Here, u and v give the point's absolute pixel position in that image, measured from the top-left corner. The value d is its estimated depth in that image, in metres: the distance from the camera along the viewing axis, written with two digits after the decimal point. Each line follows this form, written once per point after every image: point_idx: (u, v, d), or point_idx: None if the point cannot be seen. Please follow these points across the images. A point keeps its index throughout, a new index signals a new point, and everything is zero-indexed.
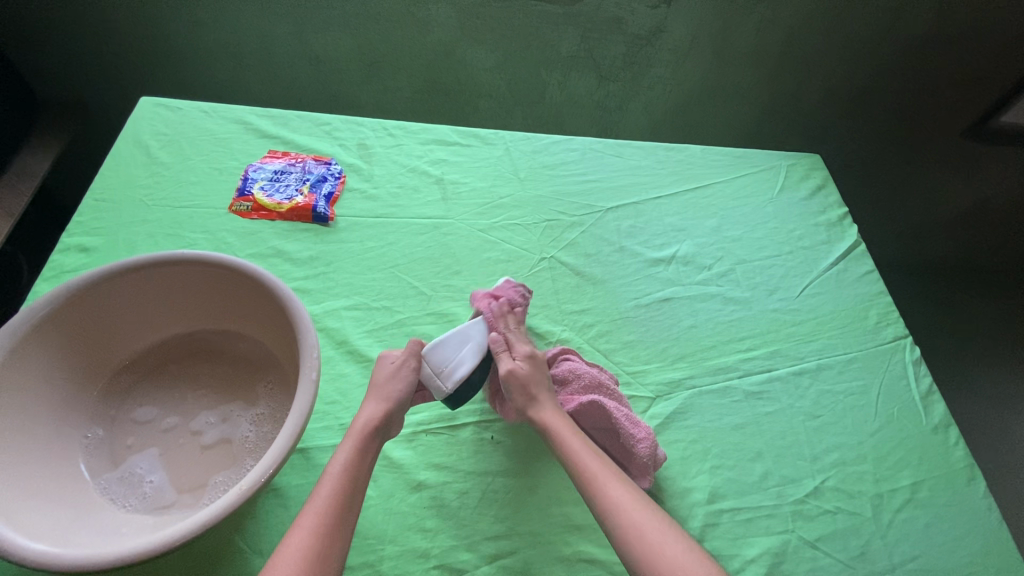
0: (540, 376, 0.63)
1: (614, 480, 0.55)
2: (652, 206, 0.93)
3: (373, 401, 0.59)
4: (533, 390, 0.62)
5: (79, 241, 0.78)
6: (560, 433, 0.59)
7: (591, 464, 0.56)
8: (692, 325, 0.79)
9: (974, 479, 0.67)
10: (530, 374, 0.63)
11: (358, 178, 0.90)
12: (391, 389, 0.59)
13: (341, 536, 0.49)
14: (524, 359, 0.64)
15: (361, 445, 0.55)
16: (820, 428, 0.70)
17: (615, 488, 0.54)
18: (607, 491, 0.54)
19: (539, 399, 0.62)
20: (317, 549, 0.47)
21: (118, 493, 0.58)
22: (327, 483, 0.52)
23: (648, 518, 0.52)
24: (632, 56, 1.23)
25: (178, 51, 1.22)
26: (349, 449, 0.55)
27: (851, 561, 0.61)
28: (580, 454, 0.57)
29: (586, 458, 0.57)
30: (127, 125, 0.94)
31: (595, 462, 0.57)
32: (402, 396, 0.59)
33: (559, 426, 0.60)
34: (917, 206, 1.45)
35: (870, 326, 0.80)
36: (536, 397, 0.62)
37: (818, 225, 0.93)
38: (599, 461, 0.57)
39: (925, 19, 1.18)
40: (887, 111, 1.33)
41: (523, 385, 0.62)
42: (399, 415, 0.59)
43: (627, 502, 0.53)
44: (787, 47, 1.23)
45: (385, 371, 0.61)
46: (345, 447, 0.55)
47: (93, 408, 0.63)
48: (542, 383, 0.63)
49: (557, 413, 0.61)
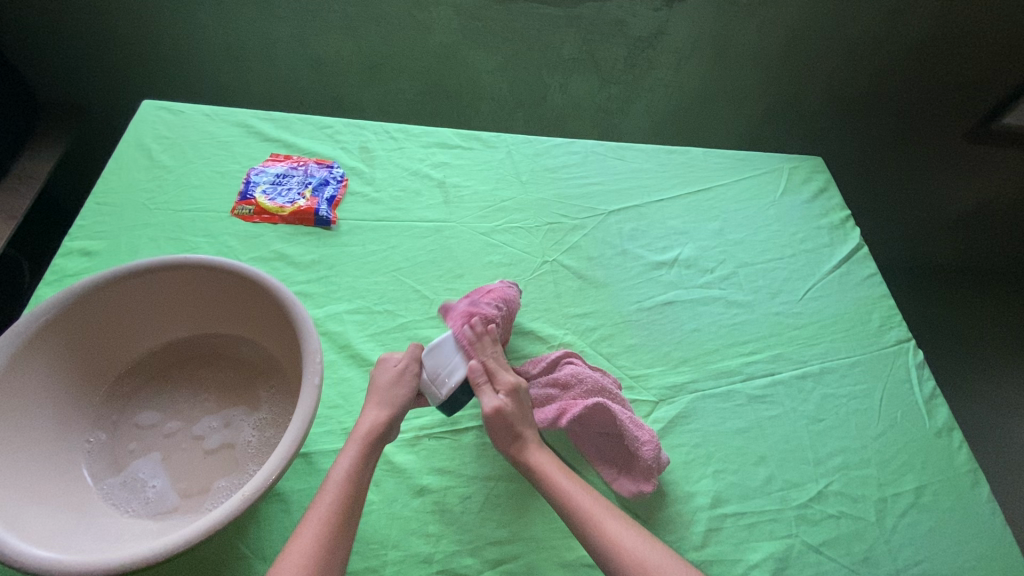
0: (523, 412, 0.62)
1: (607, 512, 0.55)
2: (654, 209, 0.93)
3: (374, 406, 0.59)
4: (517, 428, 0.61)
5: (81, 245, 0.78)
6: (547, 469, 0.58)
7: (581, 498, 0.56)
8: (695, 328, 0.79)
9: (978, 483, 0.67)
10: (513, 412, 0.61)
11: (360, 181, 0.90)
12: (393, 394, 0.59)
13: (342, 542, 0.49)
14: (508, 393, 0.62)
15: (363, 451, 0.55)
16: (824, 432, 0.70)
17: (608, 520, 0.54)
18: (601, 523, 0.54)
19: (523, 438, 0.60)
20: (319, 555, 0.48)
21: (121, 498, 0.58)
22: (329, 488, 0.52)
23: (644, 547, 0.52)
24: (634, 58, 1.23)
25: (179, 54, 1.22)
26: (351, 454, 0.55)
27: (856, 565, 0.61)
28: (569, 489, 0.57)
29: (575, 493, 0.56)
30: (129, 129, 0.93)
31: (585, 496, 0.56)
32: (404, 402, 0.60)
33: (546, 465, 0.59)
34: (919, 207, 1.45)
35: (873, 329, 0.80)
36: (521, 435, 0.60)
37: (821, 228, 0.93)
38: (589, 495, 0.57)
39: (927, 20, 1.17)
40: (889, 113, 1.32)
41: (507, 425, 0.60)
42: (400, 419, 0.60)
43: (621, 533, 0.53)
44: (789, 49, 1.22)
45: (386, 375, 0.61)
46: (347, 452, 0.55)
47: (95, 413, 0.63)
48: (525, 420, 0.61)
49: (542, 450, 0.60)
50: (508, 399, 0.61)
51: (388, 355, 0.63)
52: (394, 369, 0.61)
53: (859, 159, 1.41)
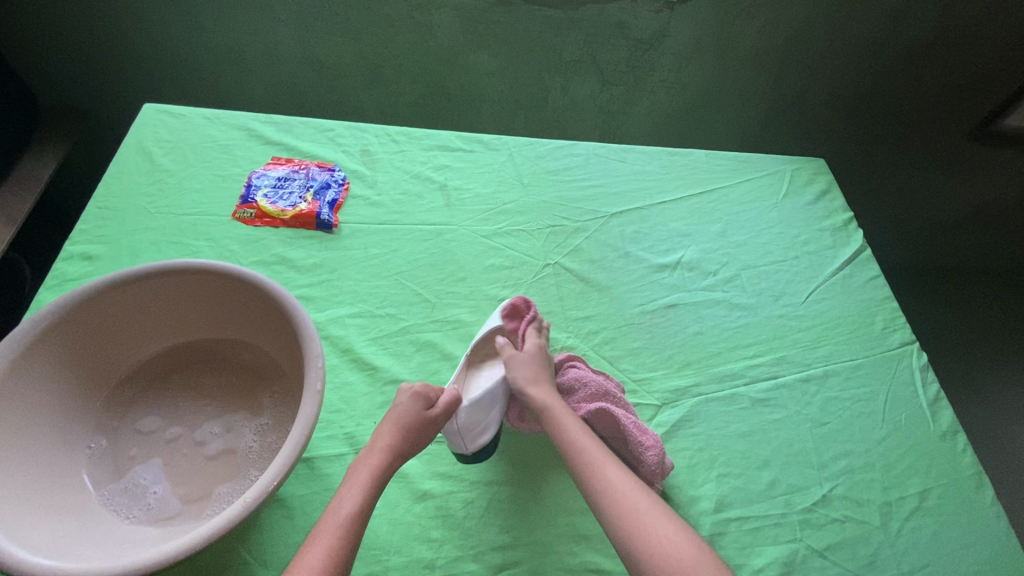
0: (543, 365, 0.68)
1: (604, 455, 0.58)
2: (656, 211, 0.92)
3: (381, 446, 0.56)
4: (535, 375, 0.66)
5: (82, 249, 0.78)
6: (554, 409, 0.62)
7: (581, 439, 0.60)
8: (698, 331, 0.78)
9: (982, 487, 0.67)
10: (535, 361, 0.67)
11: (361, 184, 0.90)
12: (401, 432, 0.57)
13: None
14: (532, 351, 0.68)
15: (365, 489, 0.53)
16: (828, 435, 0.70)
17: (604, 462, 0.58)
18: (597, 463, 0.58)
19: (540, 381, 0.66)
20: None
21: (121, 504, 0.58)
22: (329, 527, 0.49)
23: (633, 491, 0.55)
24: (636, 60, 1.22)
25: (180, 56, 1.22)
26: (354, 492, 0.52)
27: (860, 570, 0.60)
28: (571, 429, 0.61)
29: (575, 433, 0.60)
30: (130, 133, 0.93)
31: (584, 437, 0.60)
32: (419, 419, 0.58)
33: (552, 403, 0.63)
34: (921, 208, 1.45)
35: (877, 332, 0.80)
36: (538, 379, 0.66)
37: (823, 230, 0.92)
38: (588, 438, 0.60)
39: (929, 21, 1.17)
40: (891, 114, 1.32)
41: (528, 367, 0.66)
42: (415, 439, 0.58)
43: (613, 475, 0.56)
44: (791, 51, 1.22)
45: (401, 411, 0.58)
46: (350, 489, 0.53)
47: (96, 418, 0.63)
48: (544, 369, 0.67)
49: (553, 394, 0.65)
50: (534, 351, 0.68)
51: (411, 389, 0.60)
52: (407, 407, 0.59)
53: (861, 160, 1.40)
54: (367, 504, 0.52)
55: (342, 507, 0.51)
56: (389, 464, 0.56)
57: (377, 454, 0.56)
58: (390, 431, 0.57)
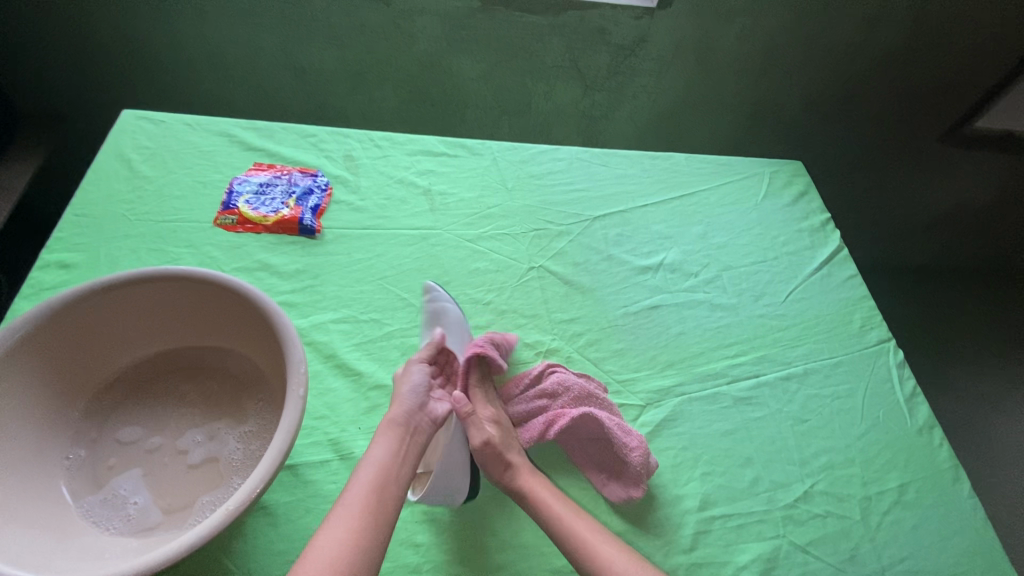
0: (509, 440, 0.64)
1: (600, 537, 0.56)
2: (639, 214, 0.93)
3: (397, 405, 0.60)
4: (504, 453, 0.62)
5: (59, 257, 0.77)
6: (539, 495, 0.60)
7: (574, 524, 0.57)
8: (681, 332, 0.79)
9: (959, 479, 0.68)
10: (501, 441, 0.63)
11: (345, 190, 0.90)
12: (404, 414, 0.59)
13: (386, 513, 0.52)
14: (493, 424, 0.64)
15: (390, 436, 0.58)
16: (808, 432, 0.71)
17: (604, 546, 0.56)
18: (594, 548, 0.55)
19: (511, 466, 0.62)
20: (355, 529, 0.50)
21: (101, 515, 0.57)
22: (363, 471, 0.55)
23: (637, 573, 0.54)
24: (618, 65, 1.24)
25: (160, 62, 1.20)
26: (379, 443, 0.57)
27: (842, 564, 0.61)
28: (562, 513, 0.58)
29: (568, 516, 0.58)
30: (108, 139, 0.92)
31: (579, 520, 0.58)
32: (411, 401, 0.61)
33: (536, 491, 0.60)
34: (897, 208, 1.49)
35: (855, 329, 0.81)
36: (510, 462, 0.62)
37: (802, 231, 0.94)
38: (585, 521, 0.58)
39: (901, 27, 1.19)
40: (865, 118, 1.35)
41: (497, 450, 0.62)
42: (412, 420, 0.60)
43: (617, 557, 0.55)
44: (770, 56, 1.24)
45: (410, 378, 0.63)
46: (376, 440, 0.58)
47: (74, 429, 0.62)
48: (512, 447, 0.63)
49: (532, 475, 0.61)
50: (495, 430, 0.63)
51: (402, 380, 0.63)
52: (408, 387, 0.62)
53: (838, 164, 1.43)
54: (385, 476, 0.55)
55: (372, 456, 0.56)
56: (400, 415, 0.59)
57: (397, 408, 0.60)
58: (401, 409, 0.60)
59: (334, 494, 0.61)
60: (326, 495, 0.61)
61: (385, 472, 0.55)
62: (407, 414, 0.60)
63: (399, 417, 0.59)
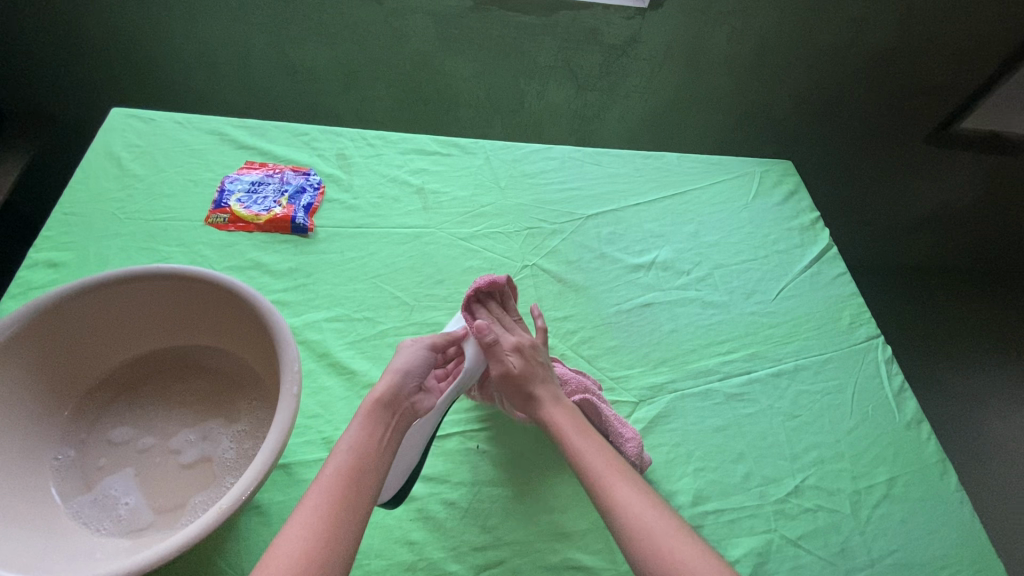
0: (534, 371, 0.64)
1: (621, 478, 0.55)
2: (631, 212, 0.94)
3: (384, 381, 0.57)
4: (528, 387, 0.63)
5: (47, 256, 0.76)
6: (566, 429, 0.60)
7: (591, 456, 0.57)
8: (673, 329, 0.80)
9: (946, 473, 0.69)
10: (523, 372, 0.63)
11: (338, 188, 0.90)
12: (387, 398, 0.56)
13: (363, 502, 0.49)
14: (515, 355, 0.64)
15: (371, 420, 0.54)
16: (799, 427, 0.72)
17: (621, 487, 0.54)
18: (610, 486, 0.54)
19: (534, 401, 0.63)
20: (328, 518, 0.46)
21: (91, 516, 0.56)
22: (336, 458, 0.51)
23: (646, 514, 0.52)
24: (609, 65, 1.25)
25: (149, 60, 1.20)
26: (355, 426, 0.53)
27: (833, 557, 0.62)
28: (583, 450, 0.58)
29: (591, 451, 0.57)
30: (97, 137, 0.92)
31: (601, 455, 0.57)
32: (399, 383, 0.57)
33: (559, 424, 0.61)
34: (886, 208, 1.51)
35: (844, 326, 0.82)
36: (532, 395, 0.63)
37: (792, 229, 0.95)
38: (608, 457, 0.57)
39: (888, 29, 1.21)
40: (853, 118, 1.37)
41: (517, 384, 0.63)
42: (395, 405, 0.56)
43: (628, 495, 0.53)
44: (759, 57, 1.25)
45: (402, 355, 0.61)
46: (352, 424, 0.54)
47: (63, 430, 0.61)
48: (536, 378, 0.63)
49: (555, 407, 0.62)
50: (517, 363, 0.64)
51: (405, 348, 0.61)
52: (399, 366, 0.59)
53: (826, 163, 1.45)
54: (360, 461, 0.51)
55: (346, 441, 0.52)
56: (390, 392, 0.56)
57: (383, 386, 0.56)
58: (383, 389, 0.56)
59: None
60: None
61: (360, 457, 0.51)
62: (395, 391, 0.57)
63: (387, 397, 0.56)
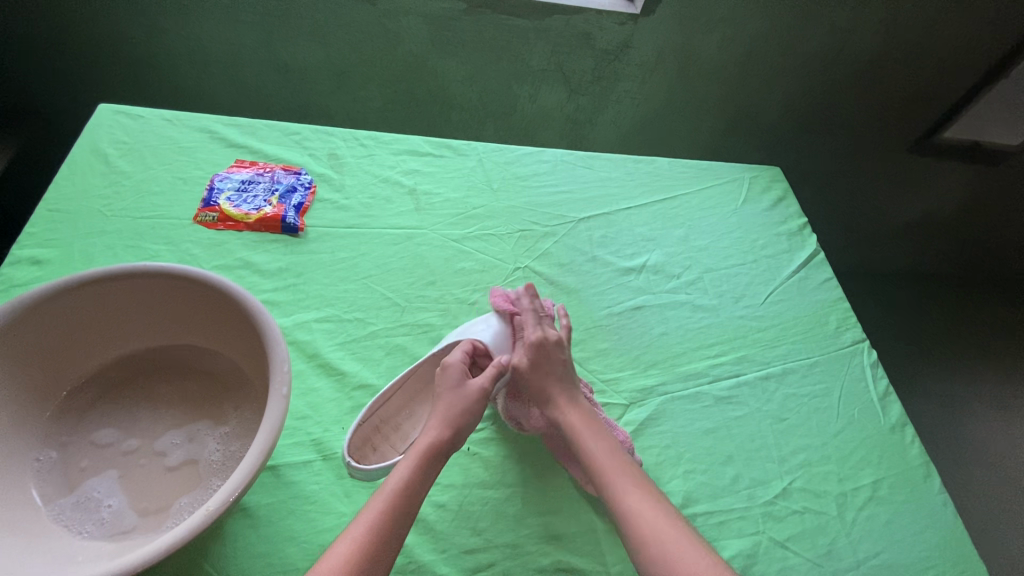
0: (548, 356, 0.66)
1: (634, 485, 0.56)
2: (622, 216, 0.95)
3: (445, 426, 0.58)
4: (544, 370, 0.65)
5: (31, 253, 0.75)
6: (579, 435, 0.61)
7: (603, 462, 0.58)
8: (663, 332, 0.81)
9: (930, 475, 0.71)
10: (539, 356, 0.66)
11: (329, 188, 0.89)
12: (443, 441, 0.57)
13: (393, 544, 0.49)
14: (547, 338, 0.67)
15: (423, 461, 0.55)
16: (787, 431, 0.73)
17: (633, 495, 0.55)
18: (622, 493, 0.55)
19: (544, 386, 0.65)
20: (369, 558, 0.48)
21: (73, 519, 0.55)
22: (384, 492, 0.52)
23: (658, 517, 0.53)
24: (600, 70, 1.26)
25: (138, 57, 1.19)
26: (405, 467, 0.54)
27: (819, 559, 0.63)
28: (600, 456, 0.59)
29: (604, 458, 0.58)
30: (83, 134, 0.90)
31: (611, 462, 0.58)
32: (461, 433, 0.58)
33: (572, 421, 0.62)
34: (870, 214, 1.54)
35: (831, 331, 0.84)
36: (549, 375, 0.65)
37: (780, 234, 0.97)
38: (623, 466, 0.58)
39: (873, 39, 1.23)
40: (840, 127, 1.39)
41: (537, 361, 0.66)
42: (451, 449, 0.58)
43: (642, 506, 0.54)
44: (746, 65, 1.27)
45: (464, 396, 0.60)
46: (405, 462, 0.55)
47: (45, 430, 0.60)
48: (550, 363, 0.66)
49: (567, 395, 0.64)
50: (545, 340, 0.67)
51: (456, 366, 0.63)
52: (464, 415, 0.59)
53: (812, 171, 1.47)
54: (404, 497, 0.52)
55: (396, 478, 0.53)
56: (447, 442, 0.57)
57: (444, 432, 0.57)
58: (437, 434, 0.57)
59: (317, 495, 0.61)
60: (309, 496, 0.61)
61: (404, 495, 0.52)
62: (450, 438, 0.57)
63: (441, 445, 0.56)
